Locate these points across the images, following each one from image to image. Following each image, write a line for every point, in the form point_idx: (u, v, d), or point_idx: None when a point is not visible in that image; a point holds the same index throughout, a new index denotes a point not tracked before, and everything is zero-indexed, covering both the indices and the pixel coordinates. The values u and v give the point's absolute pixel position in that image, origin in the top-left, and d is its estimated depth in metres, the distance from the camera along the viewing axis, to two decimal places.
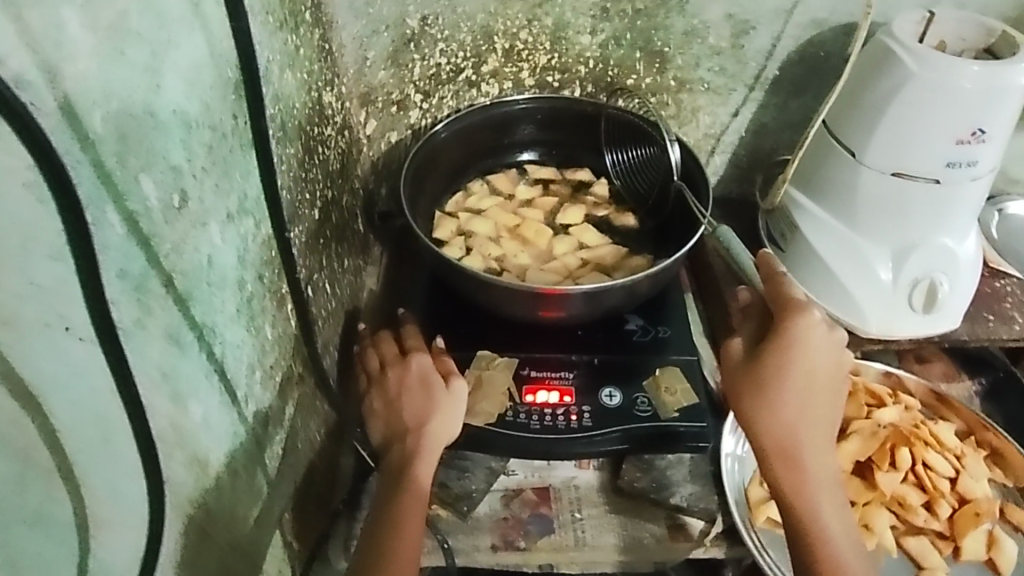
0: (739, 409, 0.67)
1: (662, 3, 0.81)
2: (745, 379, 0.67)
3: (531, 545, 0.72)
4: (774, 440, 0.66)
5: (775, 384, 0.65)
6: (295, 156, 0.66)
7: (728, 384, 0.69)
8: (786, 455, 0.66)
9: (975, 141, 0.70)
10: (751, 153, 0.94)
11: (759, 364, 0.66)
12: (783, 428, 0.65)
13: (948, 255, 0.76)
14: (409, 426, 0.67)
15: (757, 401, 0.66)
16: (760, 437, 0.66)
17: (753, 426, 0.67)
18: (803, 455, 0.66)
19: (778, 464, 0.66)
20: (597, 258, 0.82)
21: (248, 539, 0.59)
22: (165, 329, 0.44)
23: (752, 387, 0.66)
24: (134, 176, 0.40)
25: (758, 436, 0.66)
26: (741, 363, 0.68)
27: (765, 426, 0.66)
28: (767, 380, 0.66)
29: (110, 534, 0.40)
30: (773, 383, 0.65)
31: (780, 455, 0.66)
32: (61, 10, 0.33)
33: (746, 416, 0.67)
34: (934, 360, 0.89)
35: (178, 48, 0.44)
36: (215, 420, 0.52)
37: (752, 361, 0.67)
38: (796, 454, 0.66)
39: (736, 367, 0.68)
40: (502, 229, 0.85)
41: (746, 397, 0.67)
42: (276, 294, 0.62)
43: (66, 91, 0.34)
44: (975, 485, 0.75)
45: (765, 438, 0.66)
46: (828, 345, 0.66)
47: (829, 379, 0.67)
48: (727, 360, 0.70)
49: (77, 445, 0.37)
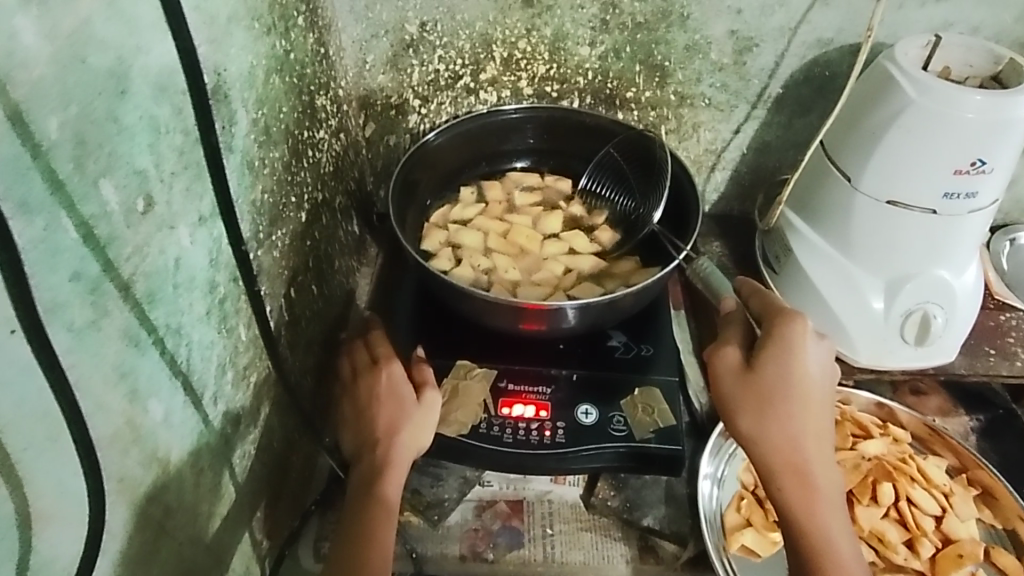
0: (738, 427, 0.65)
1: (663, 18, 0.80)
2: (744, 394, 0.65)
3: (499, 557, 0.72)
4: (778, 456, 0.63)
5: (775, 397, 0.64)
6: (281, 159, 0.67)
7: (724, 400, 0.66)
8: (792, 472, 0.63)
9: (976, 172, 0.68)
10: (752, 170, 0.93)
11: (756, 376, 0.64)
12: (787, 443, 0.63)
13: (945, 288, 0.74)
14: (379, 435, 0.67)
15: (758, 416, 0.64)
16: (763, 454, 0.64)
17: (754, 444, 0.64)
18: (809, 472, 0.63)
19: (783, 482, 0.63)
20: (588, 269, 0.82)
21: (214, 536, 0.60)
22: (123, 330, 0.45)
23: (751, 401, 0.64)
24: (93, 181, 0.41)
25: (761, 454, 0.64)
26: (734, 376, 0.66)
27: (768, 439, 0.64)
28: (768, 389, 0.64)
29: (54, 530, 0.41)
30: (773, 396, 0.64)
31: (785, 473, 0.63)
32: (14, 17, 0.34)
33: (748, 433, 0.64)
34: (930, 394, 0.86)
35: (147, 54, 0.45)
36: (177, 419, 0.52)
37: (748, 374, 0.65)
38: (802, 471, 0.63)
39: (730, 381, 0.66)
40: (496, 236, 0.85)
41: (746, 411, 0.64)
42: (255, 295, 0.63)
43: (18, 97, 0.35)
44: (960, 526, 0.73)
45: (767, 455, 0.64)
46: (822, 355, 0.66)
47: (826, 391, 0.66)
48: (717, 374, 0.67)
49: (22, 443, 0.37)
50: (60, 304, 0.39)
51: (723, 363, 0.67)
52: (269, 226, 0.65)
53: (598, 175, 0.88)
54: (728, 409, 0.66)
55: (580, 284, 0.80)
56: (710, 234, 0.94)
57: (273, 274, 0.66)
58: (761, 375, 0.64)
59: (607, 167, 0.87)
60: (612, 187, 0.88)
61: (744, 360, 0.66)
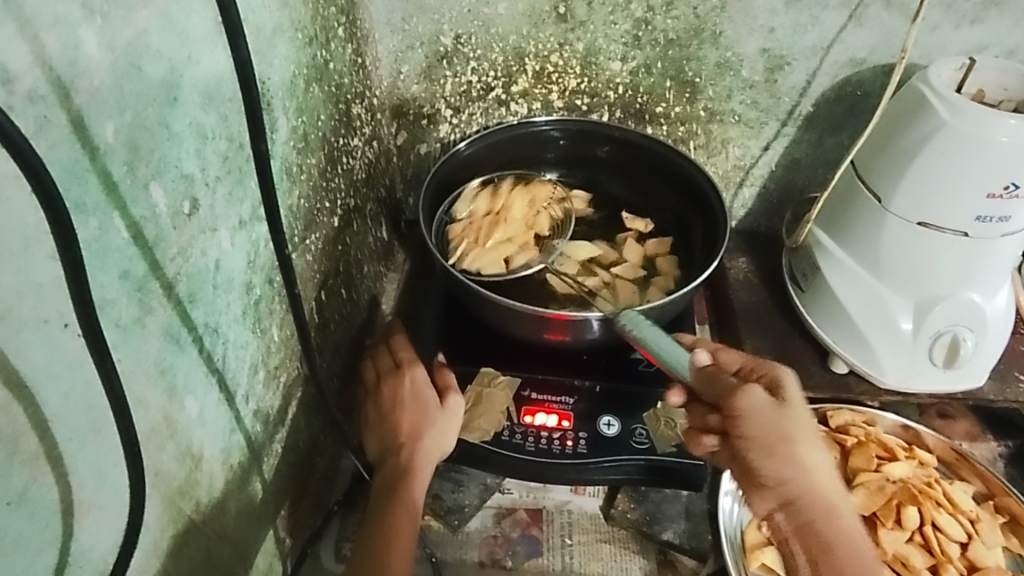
0: (780, 459, 0.58)
1: (695, 35, 0.81)
2: (790, 423, 0.58)
3: (517, 565, 0.73)
4: (819, 487, 0.59)
5: (807, 427, 0.59)
6: (317, 165, 0.69)
7: (765, 434, 0.58)
8: (828, 504, 0.59)
9: (1009, 197, 0.67)
10: (781, 187, 0.93)
11: (789, 412, 0.59)
12: (821, 471, 0.60)
13: (976, 311, 0.73)
14: (405, 438, 0.68)
15: (800, 447, 0.59)
16: (802, 485, 0.59)
17: (791, 476, 0.59)
18: (840, 505, 0.59)
19: (824, 515, 0.58)
20: (620, 258, 0.84)
21: (239, 534, 0.61)
22: (164, 328, 0.46)
23: (792, 436, 0.58)
24: (144, 184, 0.42)
25: (800, 488, 0.59)
26: (772, 413, 0.58)
27: (806, 473, 0.59)
28: (805, 428, 0.59)
29: (93, 519, 0.42)
30: (809, 426, 0.60)
31: (825, 503, 0.59)
32: (78, 29, 0.36)
33: (788, 466, 0.58)
34: (958, 418, 0.83)
35: (198, 64, 0.47)
36: (210, 415, 0.54)
37: (781, 408, 0.59)
38: (836, 505, 0.59)
39: (771, 413, 0.58)
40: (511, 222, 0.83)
41: (793, 442, 0.58)
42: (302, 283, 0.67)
43: (78, 104, 0.36)
44: (987, 553, 0.71)
45: (807, 487, 0.59)
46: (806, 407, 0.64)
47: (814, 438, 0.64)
48: (748, 412, 0.58)
49: (68, 434, 0.39)
50: (109, 302, 0.40)
51: (752, 402, 0.58)
52: (304, 230, 0.67)
53: (571, 168, 0.91)
54: (765, 446, 0.58)
55: (624, 270, 0.83)
56: (737, 249, 0.94)
57: (306, 277, 0.68)
58: (793, 414, 0.59)
59: (576, 160, 0.90)
60: (591, 176, 0.91)
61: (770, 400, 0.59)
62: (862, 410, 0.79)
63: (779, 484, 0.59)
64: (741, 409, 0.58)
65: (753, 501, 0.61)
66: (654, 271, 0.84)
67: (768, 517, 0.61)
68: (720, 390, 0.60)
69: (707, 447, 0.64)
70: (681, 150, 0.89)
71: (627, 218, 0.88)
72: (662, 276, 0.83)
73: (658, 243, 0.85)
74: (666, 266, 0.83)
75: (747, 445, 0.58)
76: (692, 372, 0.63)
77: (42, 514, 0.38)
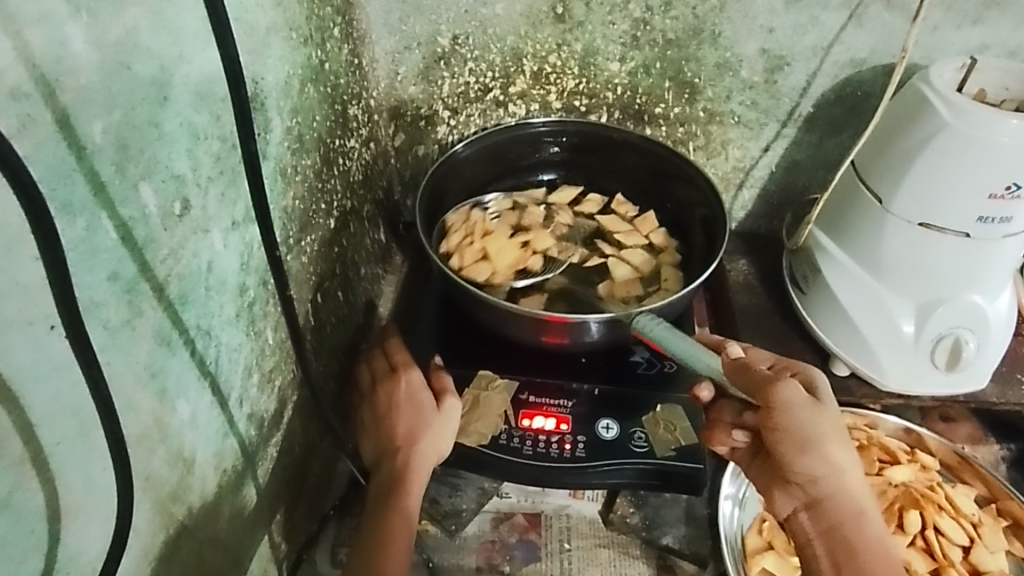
0: (812, 457, 0.58)
1: (694, 35, 0.80)
2: (824, 423, 0.58)
3: (514, 570, 0.72)
4: (846, 489, 0.59)
5: (841, 427, 0.59)
6: (312, 166, 0.68)
7: (798, 430, 0.57)
8: (856, 508, 0.59)
9: (1010, 197, 0.66)
10: (781, 189, 0.92)
11: (822, 411, 0.58)
12: (852, 473, 0.60)
13: (978, 313, 0.72)
14: (401, 442, 0.68)
15: (833, 446, 0.59)
16: (831, 487, 0.59)
17: (821, 475, 0.59)
18: (869, 510, 0.60)
19: (851, 519, 0.59)
20: (620, 241, 0.85)
21: (232, 539, 0.60)
22: (154, 330, 0.46)
23: (823, 434, 0.58)
24: (133, 184, 0.42)
25: (829, 488, 0.59)
26: (804, 409, 0.57)
27: (836, 475, 0.59)
28: (836, 428, 0.59)
29: (81, 524, 0.41)
30: (841, 426, 0.60)
31: (852, 507, 0.59)
32: (64, 26, 0.35)
33: (819, 465, 0.58)
34: (961, 421, 0.84)
35: (190, 63, 0.47)
36: (203, 419, 0.53)
37: (815, 404, 0.58)
38: (864, 509, 0.60)
39: (805, 410, 0.57)
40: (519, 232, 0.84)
41: (825, 442, 0.58)
42: (297, 283, 0.66)
43: (64, 102, 0.36)
44: (990, 558, 0.71)
45: (836, 489, 0.59)
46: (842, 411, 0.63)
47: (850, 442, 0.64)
48: (783, 407, 0.57)
49: (54, 438, 0.38)
50: (97, 303, 0.40)
51: (789, 399, 0.57)
52: (300, 232, 0.66)
53: (569, 171, 0.91)
54: (797, 443, 0.58)
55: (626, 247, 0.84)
56: (736, 252, 0.93)
57: (301, 280, 0.67)
58: (825, 413, 0.58)
59: (575, 163, 0.90)
60: (590, 178, 0.91)
61: (805, 397, 0.58)
62: (863, 413, 0.79)
63: (808, 483, 0.59)
64: (777, 402, 0.57)
65: (777, 498, 0.62)
66: (652, 246, 0.85)
67: (792, 516, 0.62)
68: (754, 383, 0.59)
69: (732, 444, 0.64)
70: (681, 151, 0.88)
71: (615, 202, 0.89)
72: (663, 250, 0.85)
73: (644, 220, 0.87)
74: (661, 240, 0.85)
75: (779, 439, 0.58)
76: (724, 368, 0.62)
77: (26, 520, 0.37)
